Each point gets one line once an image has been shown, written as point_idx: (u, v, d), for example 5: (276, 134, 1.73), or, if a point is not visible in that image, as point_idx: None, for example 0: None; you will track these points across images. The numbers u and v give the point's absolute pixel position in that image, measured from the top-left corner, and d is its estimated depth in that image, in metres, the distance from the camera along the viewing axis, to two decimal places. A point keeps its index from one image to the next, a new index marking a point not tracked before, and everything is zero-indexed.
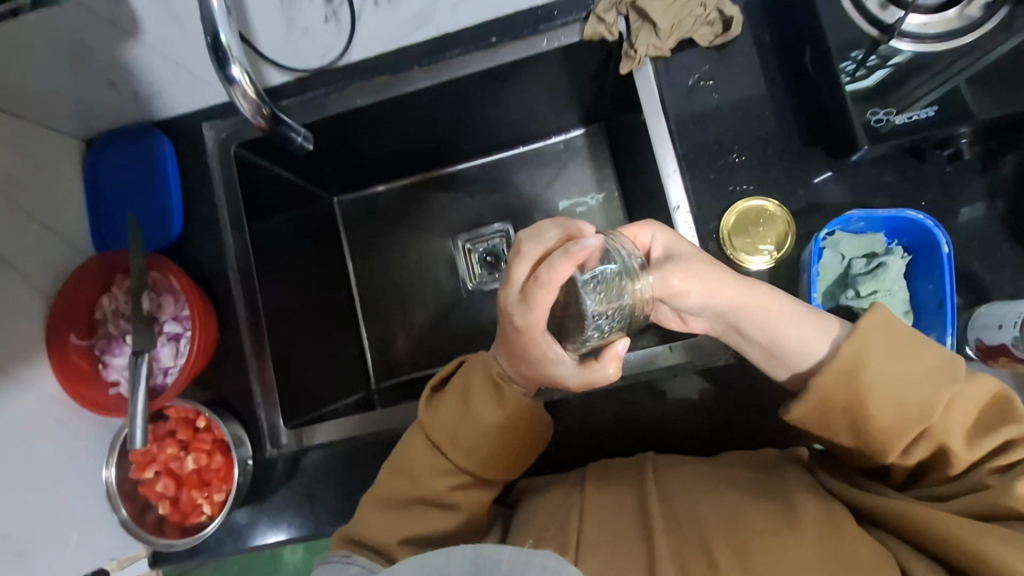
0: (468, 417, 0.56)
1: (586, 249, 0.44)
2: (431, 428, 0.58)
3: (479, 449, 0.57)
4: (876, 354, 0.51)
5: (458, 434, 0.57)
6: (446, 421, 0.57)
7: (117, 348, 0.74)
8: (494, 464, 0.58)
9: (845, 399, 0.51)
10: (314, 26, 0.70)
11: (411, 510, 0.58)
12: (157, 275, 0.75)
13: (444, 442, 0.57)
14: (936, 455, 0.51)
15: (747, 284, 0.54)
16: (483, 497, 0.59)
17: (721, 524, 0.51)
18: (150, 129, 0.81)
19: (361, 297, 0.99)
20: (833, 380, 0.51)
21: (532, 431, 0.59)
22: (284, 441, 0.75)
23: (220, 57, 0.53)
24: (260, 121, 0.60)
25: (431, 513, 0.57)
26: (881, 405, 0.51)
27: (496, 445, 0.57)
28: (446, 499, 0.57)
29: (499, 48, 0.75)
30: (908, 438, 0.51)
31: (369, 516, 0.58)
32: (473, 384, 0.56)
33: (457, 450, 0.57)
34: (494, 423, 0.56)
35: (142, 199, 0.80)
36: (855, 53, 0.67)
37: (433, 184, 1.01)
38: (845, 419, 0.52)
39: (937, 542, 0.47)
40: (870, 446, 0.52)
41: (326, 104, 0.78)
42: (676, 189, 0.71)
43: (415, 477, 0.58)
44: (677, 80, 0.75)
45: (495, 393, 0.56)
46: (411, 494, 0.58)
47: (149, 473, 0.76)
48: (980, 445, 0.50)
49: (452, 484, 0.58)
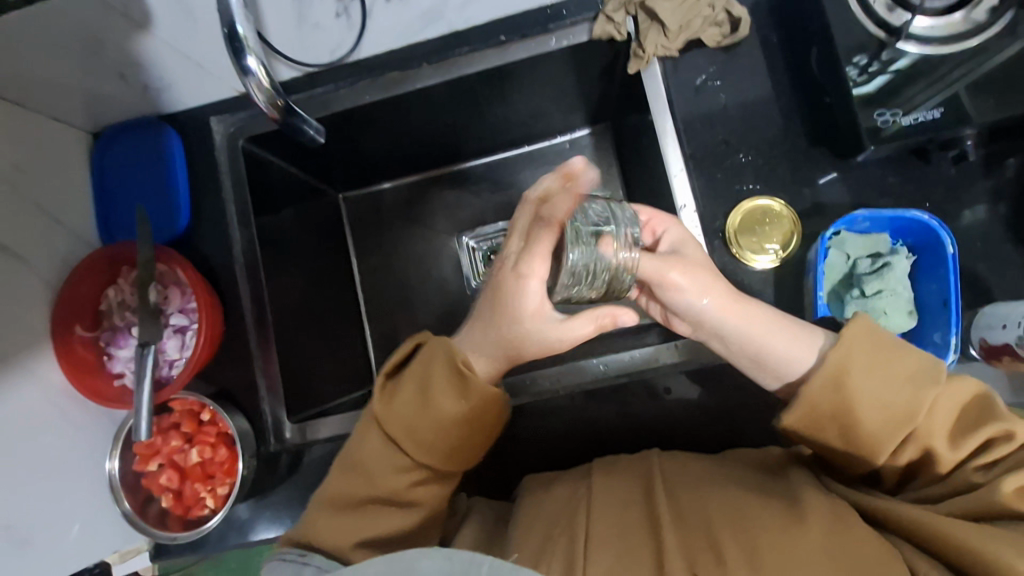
0: (429, 410, 0.56)
1: (586, 176, 0.51)
2: (388, 422, 0.57)
3: (437, 443, 0.57)
4: (860, 359, 0.51)
5: (416, 427, 0.56)
6: (404, 415, 0.57)
7: (123, 340, 0.75)
8: (453, 457, 0.58)
9: (834, 407, 0.51)
10: (325, 21, 0.71)
11: (367, 510, 0.57)
12: (163, 267, 0.75)
13: (401, 437, 0.57)
14: (923, 457, 0.51)
15: (736, 299, 0.56)
16: (442, 490, 0.59)
17: (728, 520, 0.52)
18: (158, 122, 0.81)
19: (365, 294, 1.00)
20: (820, 387, 0.51)
21: (493, 422, 0.59)
22: (288, 435, 0.75)
23: (235, 47, 0.53)
24: (272, 112, 0.60)
25: (389, 512, 0.57)
26: (866, 409, 0.51)
27: (455, 438, 0.57)
28: (407, 496, 0.57)
29: (508, 46, 0.76)
30: (894, 442, 0.51)
31: (323, 519, 0.57)
32: (435, 374, 0.56)
33: (414, 444, 0.57)
34: (454, 416, 0.56)
35: (150, 192, 0.81)
36: (860, 58, 0.67)
37: (439, 182, 1.01)
38: (834, 425, 0.52)
39: (931, 543, 0.47)
40: (858, 451, 0.52)
41: (334, 99, 0.79)
42: (683, 188, 0.71)
43: (371, 476, 0.57)
44: (684, 81, 0.76)
45: (457, 383, 0.56)
46: (370, 493, 0.57)
47: (153, 465, 0.75)
48: (965, 444, 0.50)
49: (412, 480, 0.57)
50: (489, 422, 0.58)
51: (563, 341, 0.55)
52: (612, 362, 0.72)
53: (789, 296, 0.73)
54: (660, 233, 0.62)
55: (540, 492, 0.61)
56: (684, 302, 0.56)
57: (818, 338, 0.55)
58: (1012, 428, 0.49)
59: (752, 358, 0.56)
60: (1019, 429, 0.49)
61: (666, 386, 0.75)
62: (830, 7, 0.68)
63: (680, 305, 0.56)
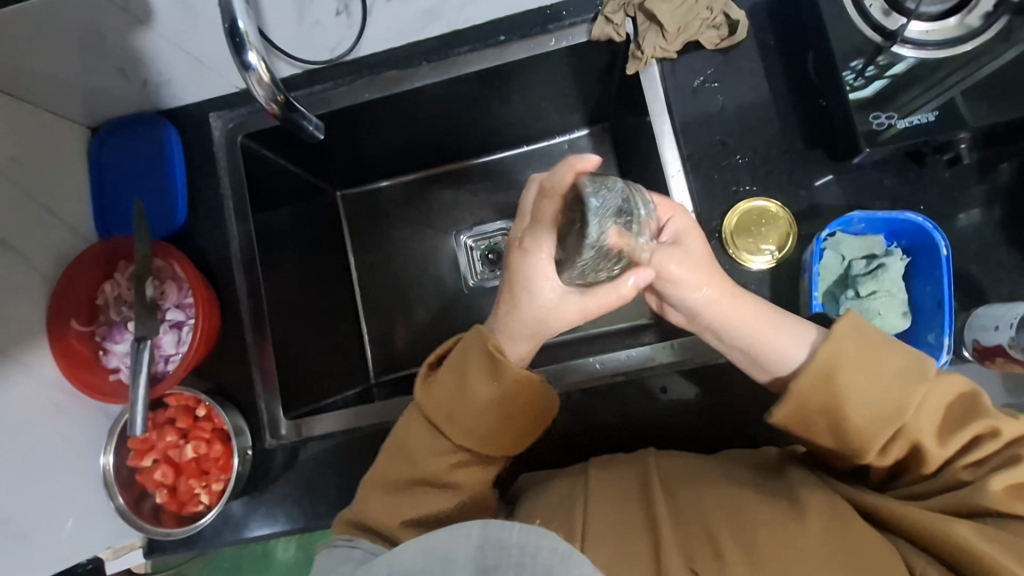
0: (466, 395, 0.55)
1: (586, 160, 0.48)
2: (427, 407, 0.57)
3: (478, 427, 0.56)
4: (849, 356, 0.51)
5: (454, 410, 0.56)
6: (443, 401, 0.56)
7: (119, 335, 0.75)
8: (494, 439, 0.58)
9: (825, 403, 0.51)
10: (325, 19, 0.71)
11: (413, 491, 0.57)
12: (161, 262, 0.75)
13: (442, 422, 0.57)
14: (911, 452, 0.51)
15: (731, 292, 0.55)
16: (484, 473, 0.59)
17: (725, 518, 0.52)
18: (156, 118, 0.81)
19: (362, 292, 1.00)
20: (809, 384, 0.51)
21: (533, 402, 0.58)
22: (283, 431, 0.75)
23: (236, 42, 0.53)
24: (273, 108, 0.60)
25: (432, 494, 0.57)
26: (856, 406, 0.50)
27: (497, 420, 0.57)
28: (450, 478, 0.57)
29: (507, 46, 0.76)
30: (882, 438, 0.51)
31: (373, 500, 0.58)
32: (470, 361, 0.55)
33: (453, 427, 0.56)
34: (489, 398, 0.55)
35: (148, 187, 0.81)
36: (856, 62, 0.68)
37: (437, 181, 1.02)
38: (823, 421, 0.52)
39: (927, 541, 0.48)
40: (848, 447, 0.52)
41: (333, 96, 0.79)
42: (680, 188, 0.72)
43: (412, 458, 0.58)
44: (682, 82, 0.77)
45: (490, 366, 0.55)
46: (411, 475, 0.57)
47: (148, 460, 0.75)
48: (950, 441, 0.50)
49: (454, 463, 0.57)
50: (529, 404, 0.57)
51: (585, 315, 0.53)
52: (608, 362, 0.73)
53: (785, 297, 0.74)
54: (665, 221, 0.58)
55: (537, 487, 0.62)
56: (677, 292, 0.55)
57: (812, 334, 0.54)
58: (997, 424, 0.50)
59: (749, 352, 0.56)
60: (1002, 425, 0.50)
61: (661, 386, 0.75)
62: (826, 10, 0.69)
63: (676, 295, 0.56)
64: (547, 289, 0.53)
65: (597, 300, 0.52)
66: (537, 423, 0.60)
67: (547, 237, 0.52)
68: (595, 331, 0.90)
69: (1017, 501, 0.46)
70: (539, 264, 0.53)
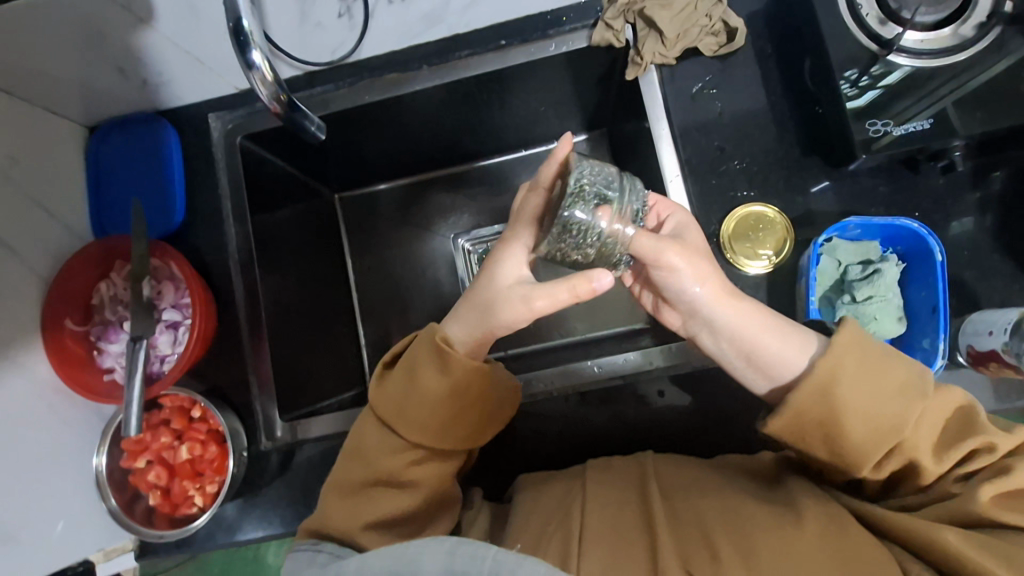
0: (416, 390, 0.57)
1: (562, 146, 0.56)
2: (380, 406, 0.59)
3: (428, 420, 0.58)
4: (848, 367, 0.51)
5: (407, 407, 0.58)
6: (395, 398, 0.58)
7: (114, 335, 0.74)
8: (448, 435, 0.59)
9: (822, 415, 0.51)
10: (327, 21, 0.72)
11: (372, 493, 0.58)
12: (158, 262, 0.74)
13: (395, 419, 0.58)
14: (907, 466, 0.51)
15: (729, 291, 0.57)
16: (443, 470, 0.60)
17: (722, 522, 0.52)
18: (155, 117, 0.81)
19: (359, 294, 0.99)
20: (808, 396, 0.51)
21: (484, 397, 0.59)
22: (279, 433, 0.76)
23: (241, 40, 0.53)
24: (276, 107, 0.60)
25: (389, 494, 0.58)
26: (855, 421, 0.51)
27: (448, 413, 0.58)
28: (406, 476, 0.58)
29: (508, 50, 0.77)
30: (880, 453, 0.51)
31: (333, 505, 0.58)
32: (419, 354, 0.57)
33: (408, 425, 0.58)
34: (441, 392, 0.57)
35: (146, 187, 0.80)
36: (851, 73, 0.69)
37: (435, 184, 1.02)
38: (819, 433, 0.52)
39: (918, 546, 0.48)
40: (844, 461, 0.52)
41: (333, 98, 0.79)
42: (678, 193, 0.72)
43: (370, 458, 0.59)
44: (680, 89, 0.77)
45: (438, 361, 0.57)
46: (372, 476, 0.58)
47: (141, 462, 0.74)
48: (947, 457, 0.50)
49: (411, 460, 0.58)
50: (479, 396, 0.58)
51: (530, 304, 0.53)
52: (606, 364, 0.74)
53: (781, 302, 0.74)
54: (665, 218, 0.63)
55: (532, 487, 0.62)
56: (675, 288, 0.56)
57: (811, 343, 0.55)
58: (992, 440, 0.50)
59: (741, 351, 0.57)
60: (997, 440, 0.50)
61: (659, 390, 0.75)
62: (824, 18, 0.69)
63: (675, 292, 0.57)
64: (507, 277, 0.57)
65: (547, 292, 0.53)
66: (489, 417, 0.61)
67: (525, 233, 0.57)
68: (594, 335, 0.91)
69: (1008, 511, 0.46)
70: (508, 254, 0.57)
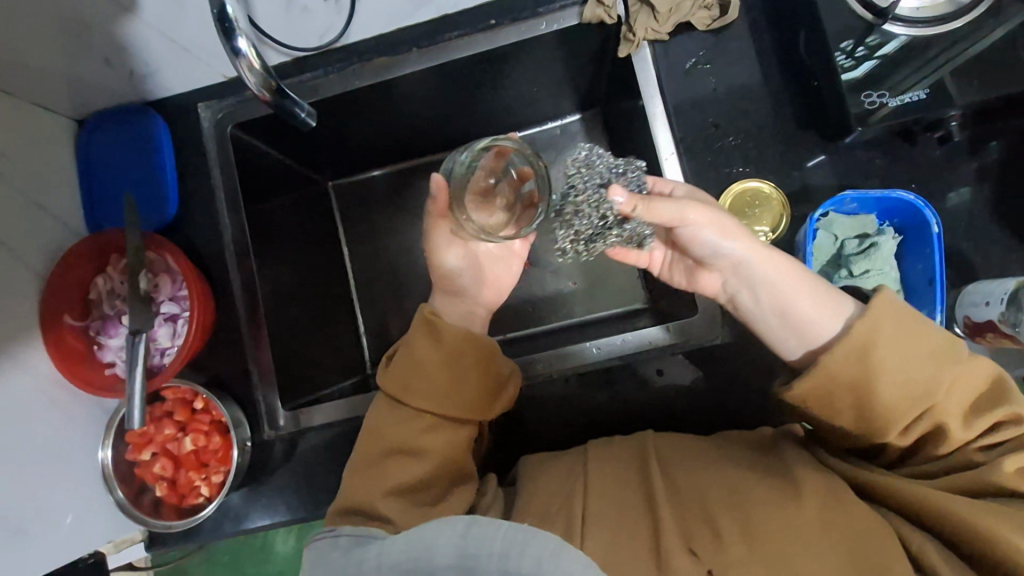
0: (415, 363, 0.65)
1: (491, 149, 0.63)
2: (388, 385, 0.65)
3: (433, 385, 0.64)
4: (886, 333, 0.51)
5: (411, 381, 0.65)
6: (399, 375, 0.65)
7: (113, 330, 0.75)
8: (454, 398, 0.64)
9: (854, 377, 0.51)
10: (313, 4, 0.71)
11: (387, 465, 0.62)
12: (155, 256, 0.73)
13: (403, 395, 0.64)
14: (935, 433, 0.51)
15: (763, 246, 0.58)
16: (451, 439, 0.64)
17: (723, 497, 0.53)
18: (144, 109, 0.80)
19: (356, 282, 1.00)
20: (841, 358, 0.51)
21: (481, 362, 0.66)
22: (281, 423, 0.75)
23: (226, 28, 0.52)
24: (265, 94, 0.59)
25: (404, 463, 0.62)
26: (887, 384, 0.50)
27: (450, 378, 0.65)
28: (420, 444, 0.63)
29: (497, 30, 0.75)
30: (909, 418, 0.51)
31: (352, 482, 0.62)
32: (414, 333, 0.66)
33: (414, 395, 0.64)
34: (439, 357, 0.65)
35: (138, 181, 0.80)
36: (845, 44, 0.68)
37: (430, 169, 1.01)
38: (849, 395, 0.52)
39: (921, 514, 0.49)
40: (870, 428, 0.52)
41: (323, 84, 0.77)
42: (675, 171, 0.71)
43: (386, 435, 0.64)
44: (674, 65, 0.77)
45: (430, 333, 0.66)
46: (387, 449, 0.63)
47: (146, 454, 0.74)
48: (976, 424, 0.50)
49: (422, 429, 0.63)
50: (477, 361, 0.65)
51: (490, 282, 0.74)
52: (605, 346, 0.72)
53: None
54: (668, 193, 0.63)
55: (530, 473, 0.63)
56: (709, 246, 0.58)
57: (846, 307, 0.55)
58: (1019, 411, 0.50)
59: (778, 308, 0.57)
60: None
61: (658, 369, 0.76)
62: None
63: (708, 252, 0.59)
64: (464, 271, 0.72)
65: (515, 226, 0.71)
66: (490, 382, 0.67)
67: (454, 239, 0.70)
68: (590, 318, 0.92)
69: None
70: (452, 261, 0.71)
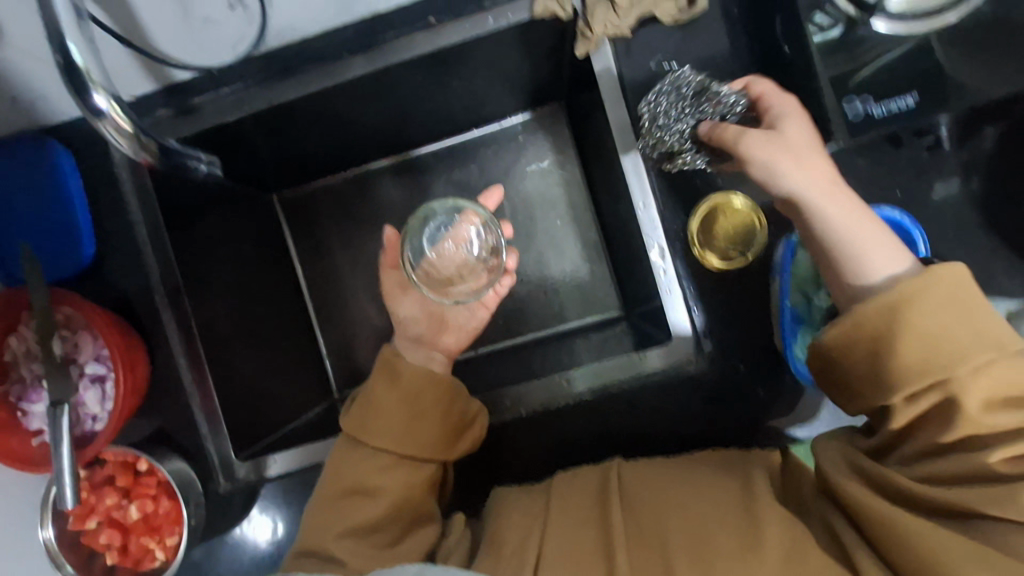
0: (376, 405, 0.63)
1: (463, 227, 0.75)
2: (349, 427, 0.63)
3: (393, 428, 0.62)
4: (930, 299, 0.49)
5: (372, 422, 0.62)
6: (360, 415, 0.63)
7: (35, 394, 0.68)
8: (415, 437, 0.62)
9: (880, 330, 0.50)
10: (216, 14, 0.61)
11: (341, 505, 0.60)
12: (68, 312, 0.66)
13: (361, 435, 0.62)
14: (943, 412, 0.49)
15: (832, 184, 0.56)
16: (409, 478, 0.61)
17: (687, 544, 0.50)
18: (42, 138, 0.69)
19: (314, 302, 0.94)
20: (874, 308, 0.50)
21: (444, 400, 0.64)
22: (239, 473, 0.70)
23: (77, 85, 0.43)
24: (145, 158, 0.50)
25: (359, 503, 0.60)
26: (912, 347, 0.49)
27: (407, 417, 0.63)
28: (373, 484, 0.60)
29: (439, 29, 0.66)
30: (920, 388, 0.49)
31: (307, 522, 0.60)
32: (376, 374, 0.65)
33: (373, 435, 0.62)
34: (402, 396, 0.63)
35: (43, 222, 0.70)
36: (820, 17, 0.59)
37: (385, 174, 0.94)
38: (868, 346, 0.51)
39: (886, 533, 0.48)
40: (879, 392, 0.51)
41: (247, 99, 0.68)
42: (640, 187, 0.65)
43: (340, 477, 0.61)
44: (638, 64, 0.69)
45: (393, 376, 0.64)
46: (341, 490, 0.60)
47: (91, 524, 0.70)
48: (997, 416, 0.47)
49: (379, 469, 0.61)
50: (437, 402, 0.64)
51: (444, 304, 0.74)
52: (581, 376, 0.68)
53: (755, 294, 0.71)
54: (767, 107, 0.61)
55: (504, 506, 0.59)
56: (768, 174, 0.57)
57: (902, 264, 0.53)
58: None
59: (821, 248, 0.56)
60: None
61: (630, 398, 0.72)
62: None
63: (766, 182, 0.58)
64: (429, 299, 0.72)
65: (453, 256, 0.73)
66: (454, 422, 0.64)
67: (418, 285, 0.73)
68: (566, 327, 0.90)
69: None
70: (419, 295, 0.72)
